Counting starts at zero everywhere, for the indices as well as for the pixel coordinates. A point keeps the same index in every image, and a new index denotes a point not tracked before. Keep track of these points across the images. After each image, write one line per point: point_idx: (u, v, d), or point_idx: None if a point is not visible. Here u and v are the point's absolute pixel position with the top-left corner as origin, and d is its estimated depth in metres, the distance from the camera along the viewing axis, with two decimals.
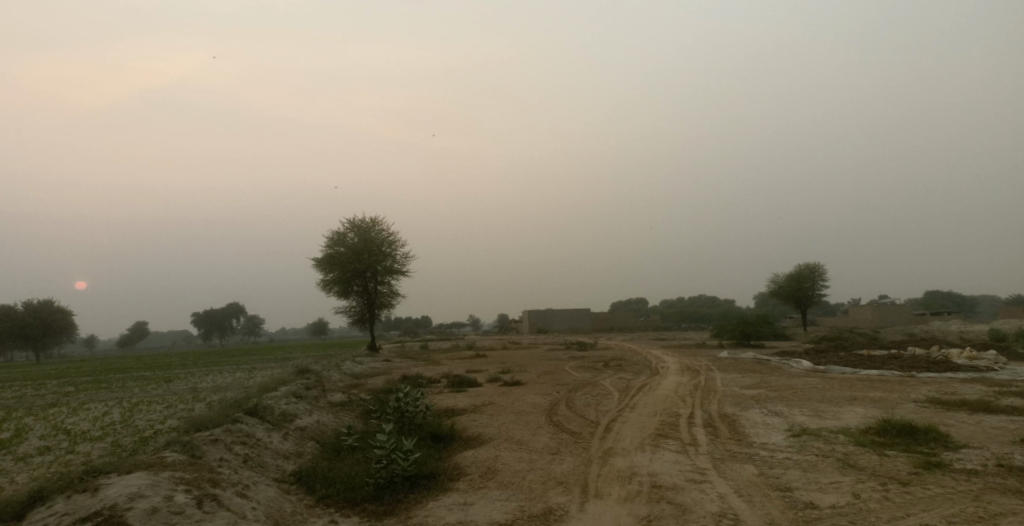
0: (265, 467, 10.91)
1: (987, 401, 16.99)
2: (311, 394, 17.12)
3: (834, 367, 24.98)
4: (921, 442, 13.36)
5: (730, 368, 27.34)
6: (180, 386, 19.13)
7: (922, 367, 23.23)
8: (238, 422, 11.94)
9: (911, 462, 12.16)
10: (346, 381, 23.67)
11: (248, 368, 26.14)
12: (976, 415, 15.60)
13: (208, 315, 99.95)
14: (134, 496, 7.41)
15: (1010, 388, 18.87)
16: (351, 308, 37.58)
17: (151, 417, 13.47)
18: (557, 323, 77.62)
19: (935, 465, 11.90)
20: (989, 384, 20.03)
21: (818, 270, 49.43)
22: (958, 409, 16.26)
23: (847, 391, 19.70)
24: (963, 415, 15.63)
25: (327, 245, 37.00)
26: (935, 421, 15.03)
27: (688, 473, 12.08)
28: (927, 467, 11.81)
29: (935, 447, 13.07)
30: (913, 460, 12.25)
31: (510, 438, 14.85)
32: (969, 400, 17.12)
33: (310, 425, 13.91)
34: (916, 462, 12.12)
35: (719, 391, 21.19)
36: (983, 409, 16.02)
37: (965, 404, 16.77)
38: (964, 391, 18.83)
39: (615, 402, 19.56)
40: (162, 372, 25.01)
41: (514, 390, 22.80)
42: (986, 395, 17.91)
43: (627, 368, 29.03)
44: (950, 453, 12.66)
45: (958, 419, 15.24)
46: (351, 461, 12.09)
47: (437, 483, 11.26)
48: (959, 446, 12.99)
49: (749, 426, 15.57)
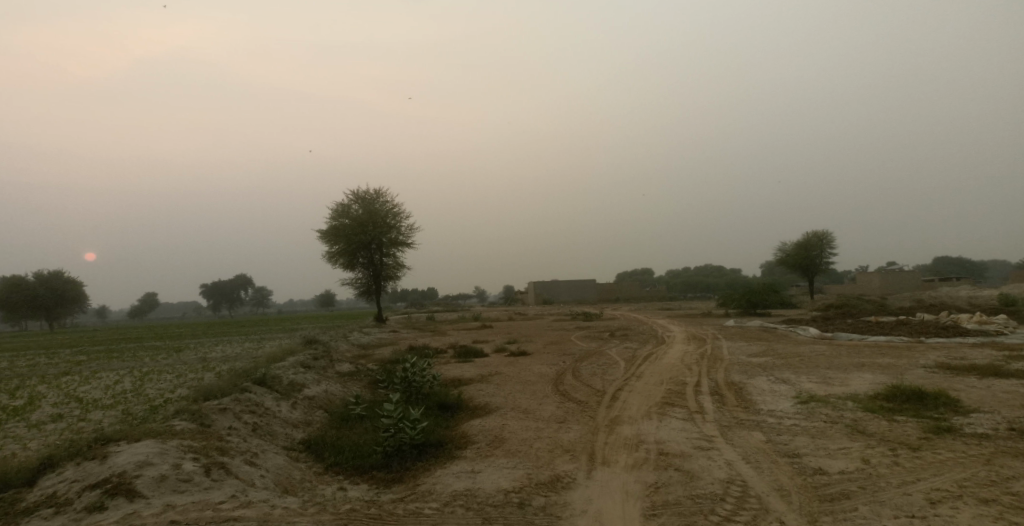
0: (274, 436, 10.95)
1: (997, 365, 16.91)
2: (319, 364, 17.17)
3: (842, 334, 24.93)
4: (931, 407, 13.32)
5: (737, 336, 27.34)
6: (190, 357, 19.21)
7: (930, 333, 23.17)
8: (247, 391, 11.96)
9: (921, 427, 12.12)
10: (353, 351, 23.76)
11: (256, 339, 26.27)
12: (987, 379, 15.54)
13: (217, 286, 100.35)
14: (142, 464, 7.42)
15: (1020, 353, 18.78)
16: (357, 280, 37.57)
17: (161, 386, 13.54)
18: (563, 294, 77.81)
19: (946, 430, 11.86)
20: (998, 348, 19.96)
21: (826, 237, 49.08)
22: (968, 374, 16.21)
23: (855, 358, 19.65)
24: (974, 380, 15.57)
25: (332, 217, 36.89)
26: (945, 386, 14.98)
27: (695, 440, 12.09)
28: (937, 432, 11.78)
29: (945, 412, 13.02)
30: (923, 425, 12.21)
31: (517, 407, 14.89)
32: (979, 365, 17.06)
33: (318, 394, 13.95)
34: (926, 427, 12.08)
35: (726, 359, 21.19)
36: (994, 374, 15.95)
37: (975, 368, 16.71)
38: (973, 356, 18.77)
39: (622, 371, 19.60)
40: (172, 343, 25.16)
41: (520, 360, 22.85)
42: (995, 360, 17.84)
43: (633, 337, 29.06)
44: (960, 417, 12.62)
45: (969, 383, 15.18)
46: (359, 430, 12.13)
47: (444, 451, 11.31)
48: (970, 411, 12.94)
49: (756, 394, 15.56)
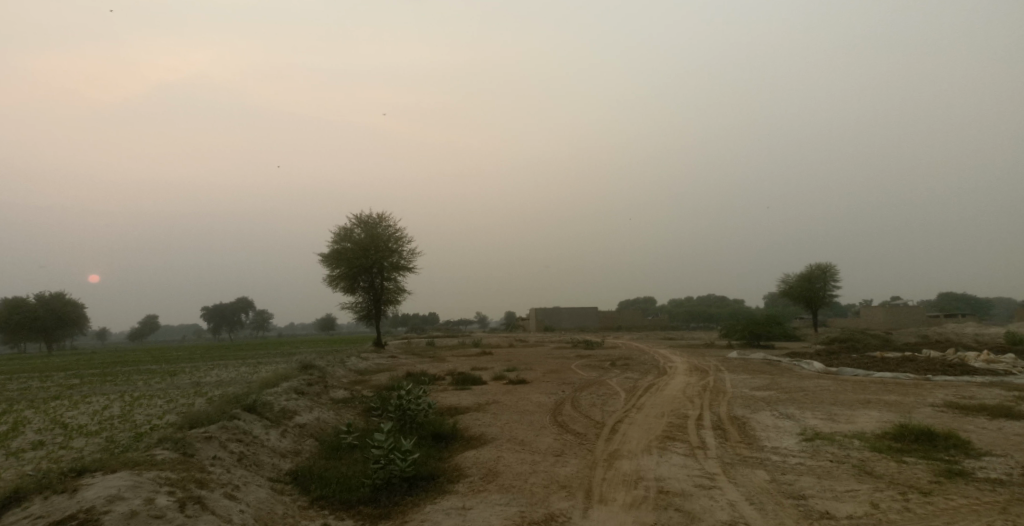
0: (260, 466, 10.60)
1: (1007, 406, 16.53)
2: (312, 390, 16.83)
3: (847, 370, 24.48)
4: (941, 448, 12.93)
5: (740, 369, 26.87)
6: (184, 380, 18.90)
7: (938, 370, 22.72)
8: (236, 418, 11.64)
9: (932, 470, 11.73)
10: (350, 377, 23.43)
11: (253, 362, 25.98)
12: (998, 421, 15.15)
13: (218, 309, 99.93)
14: (112, 499, 7.11)
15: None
16: (357, 304, 37.25)
17: (150, 411, 13.22)
18: (564, 321, 77.34)
19: (958, 474, 11.48)
20: (1007, 388, 19.55)
21: (830, 270, 48.77)
22: (978, 415, 15.81)
23: (862, 394, 19.24)
24: (984, 421, 15.18)
25: (333, 241, 36.72)
26: (955, 427, 14.58)
27: (696, 478, 11.70)
28: (949, 476, 11.39)
29: (956, 454, 12.63)
30: (933, 468, 11.83)
31: (513, 439, 14.53)
32: (989, 405, 16.66)
33: (309, 422, 13.63)
34: (937, 470, 11.70)
35: (728, 392, 20.80)
36: (1006, 415, 15.54)
37: (985, 409, 16.30)
38: (982, 395, 18.36)
39: (622, 402, 19.22)
40: (168, 366, 24.83)
41: (519, 389, 22.48)
42: (1006, 400, 17.43)
43: (634, 367, 28.61)
44: (972, 460, 12.23)
45: (980, 425, 14.78)
46: (349, 461, 11.77)
47: (435, 485, 10.97)
48: (982, 454, 12.55)
49: (759, 429, 15.19)
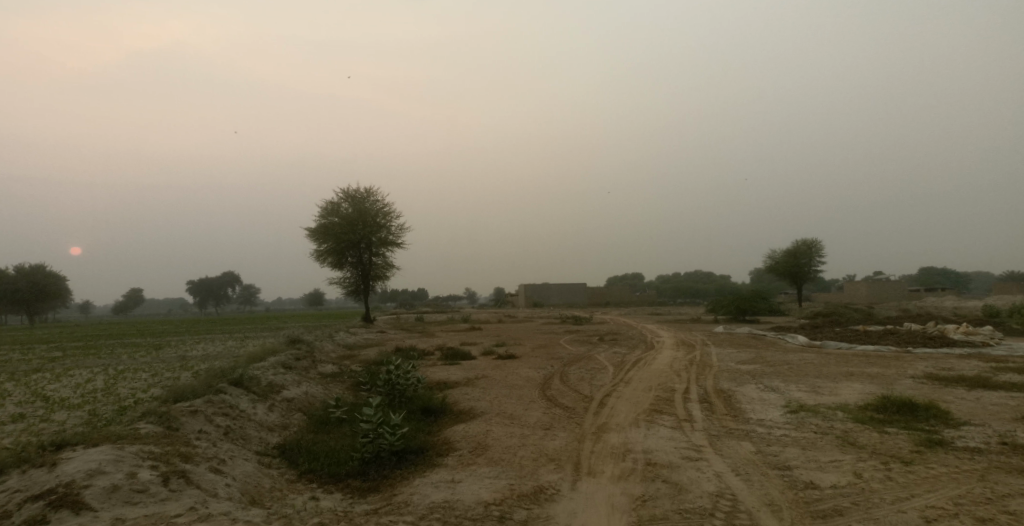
0: (247, 440, 10.51)
1: (986, 377, 16.69)
2: (300, 365, 16.70)
3: (830, 343, 24.66)
4: (921, 419, 13.04)
5: (726, 343, 27.00)
6: (169, 354, 18.69)
7: (918, 343, 22.92)
8: (222, 392, 11.52)
9: (912, 440, 11.83)
10: (338, 352, 23.31)
11: (240, 337, 25.83)
12: (976, 391, 15.29)
13: (204, 284, 99.24)
14: (93, 473, 7.00)
15: (1008, 364, 18.54)
16: (345, 279, 37.05)
17: (135, 385, 13.08)
18: (553, 297, 77.51)
19: (938, 444, 11.57)
20: (985, 359, 19.77)
21: (815, 245, 48.98)
22: (957, 386, 15.95)
23: (845, 367, 19.39)
24: (963, 391, 15.32)
25: (321, 215, 36.35)
26: (934, 398, 14.72)
27: (683, 450, 11.75)
28: (929, 446, 11.48)
29: (935, 424, 12.74)
30: (914, 438, 11.93)
31: (502, 412, 14.52)
32: (968, 376, 16.81)
33: (297, 396, 13.53)
34: (918, 440, 11.80)
35: (715, 365, 20.88)
36: (984, 386, 15.69)
37: (963, 380, 16.46)
38: (961, 367, 18.53)
39: (610, 377, 19.25)
40: (154, 340, 24.63)
41: (507, 363, 22.48)
42: (984, 371, 17.61)
43: (621, 342, 28.68)
44: (951, 430, 12.34)
45: (958, 395, 14.91)
46: (337, 435, 11.71)
47: (425, 458, 10.94)
48: (961, 423, 12.67)
49: (745, 402, 15.26)
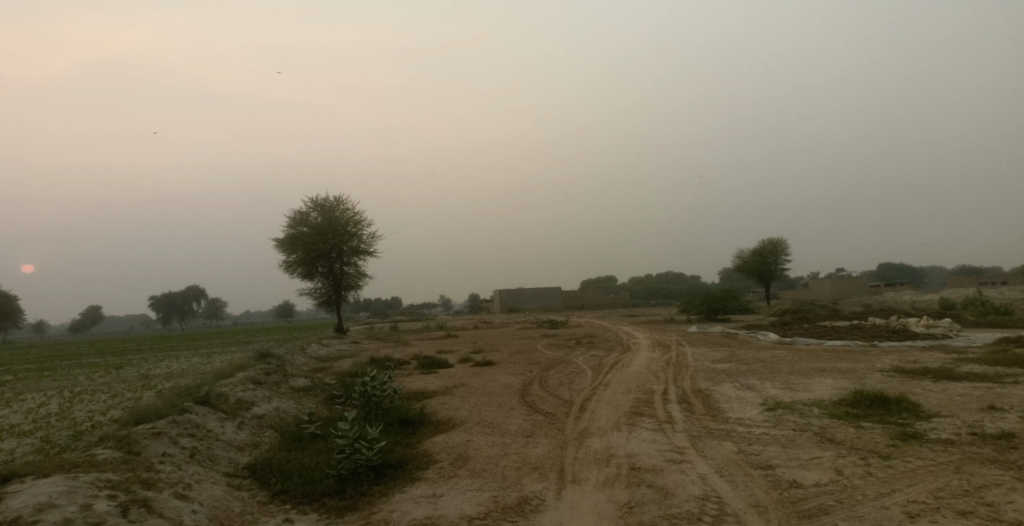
0: (216, 461, 10.01)
1: (950, 368, 16.76)
2: (271, 380, 16.15)
3: (800, 339, 24.75)
4: (894, 412, 12.94)
5: (699, 342, 26.95)
6: (131, 374, 17.92)
7: (883, 336, 23.10)
8: (188, 412, 11.01)
9: (887, 434, 11.70)
10: (310, 365, 22.68)
11: (207, 353, 25.06)
12: (942, 382, 15.30)
13: (167, 299, 97.06)
14: (42, 507, 6.50)
15: (970, 355, 18.68)
16: (316, 289, 36.36)
17: (92, 408, 12.46)
18: (527, 301, 77.23)
19: (912, 437, 11.45)
20: (947, 351, 19.97)
21: (781, 244, 49.43)
22: (924, 378, 15.97)
23: (816, 363, 19.38)
24: (929, 383, 15.32)
25: (289, 225, 35.62)
26: (904, 390, 14.69)
27: (667, 453, 11.48)
28: (904, 439, 11.36)
29: (908, 417, 12.64)
30: (889, 431, 11.82)
31: (482, 421, 14.13)
32: (933, 368, 16.87)
33: (268, 413, 13.02)
34: (893, 433, 11.69)
35: (691, 366, 20.72)
36: (949, 377, 15.72)
37: (929, 371, 16.50)
38: (925, 359, 18.63)
39: (589, 380, 18.96)
40: (115, 359, 23.73)
41: (485, 371, 22.10)
42: (948, 362, 17.73)
43: (598, 345, 28.49)
44: (923, 422, 12.27)
45: (925, 387, 14.90)
46: (311, 451, 11.24)
47: (404, 473, 10.53)
48: (932, 415, 12.59)
49: (723, 401, 15.08)
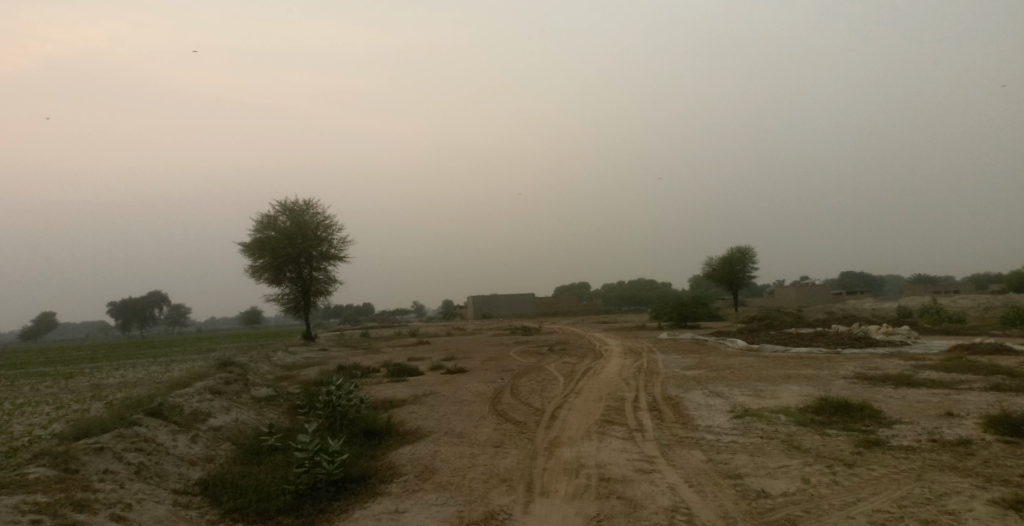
0: (164, 477, 9.45)
1: (910, 374, 16.73)
2: (231, 390, 15.54)
3: (767, 346, 24.69)
4: (857, 419, 12.77)
5: (670, 349, 26.78)
6: (82, 384, 17.11)
7: (846, 343, 23.13)
8: (136, 425, 10.42)
9: (851, 441, 11.51)
10: (275, 373, 22.01)
11: (166, 361, 24.19)
12: (902, 389, 15.21)
13: (129, 305, 94.66)
14: None
15: (927, 362, 18.69)
16: (283, 295, 35.55)
17: (34, 421, 11.79)
18: (501, 308, 76.82)
19: (876, 443, 11.28)
20: (906, 358, 20.02)
21: (748, 252, 49.68)
22: (885, 384, 15.90)
23: (782, 369, 19.28)
24: (889, 390, 15.22)
25: (256, 229, 34.80)
26: (866, 397, 14.58)
27: (635, 462, 11.15)
28: (868, 446, 11.17)
29: (870, 424, 12.48)
30: (853, 439, 11.64)
31: (448, 431, 13.71)
32: (893, 375, 16.82)
33: (225, 424, 12.45)
34: (858, 440, 11.50)
35: (661, 372, 20.47)
36: (909, 384, 15.66)
37: (890, 378, 16.44)
38: (886, 366, 18.63)
39: (560, 388, 18.60)
40: (69, 368, 22.73)
41: (456, 378, 21.62)
42: (907, 368, 17.74)
43: (570, 352, 28.20)
44: (885, 429, 12.12)
45: (886, 394, 14.80)
46: (269, 465, 10.71)
47: (366, 487, 10.07)
48: (893, 422, 12.44)
49: (692, 409, 14.83)
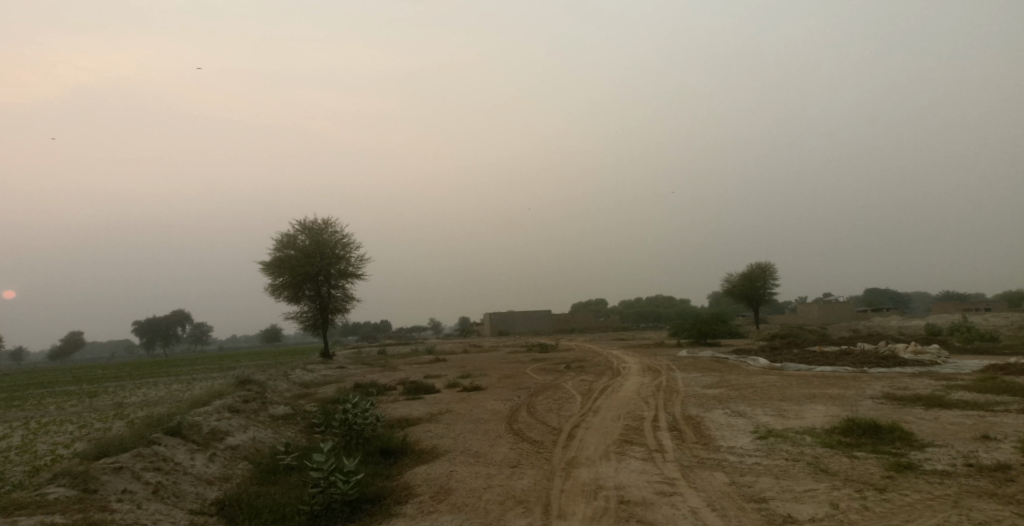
0: (181, 497, 9.48)
1: (940, 395, 16.41)
2: (249, 408, 15.61)
3: (790, 365, 24.34)
4: (887, 441, 12.54)
5: (690, 367, 26.51)
6: (104, 402, 17.28)
7: (873, 362, 22.73)
8: (155, 444, 10.49)
9: (881, 465, 11.29)
10: (293, 391, 22.09)
11: (187, 379, 24.38)
12: (933, 410, 14.93)
13: (152, 323, 95.69)
14: None
15: (959, 382, 18.31)
16: (302, 313, 35.76)
17: (57, 439, 11.91)
18: (518, 325, 76.68)
19: (907, 467, 11.06)
20: (936, 377, 19.65)
21: (769, 269, 49.25)
22: (915, 405, 15.60)
23: (806, 389, 19.00)
24: (920, 411, 14.95)
25: (276, 248, 35.10)
26: (895, 418, 14.31)
27: (657, 484, 11.02)
28: (899, 470, 10.96)
29: (901, 446, 12.25)
30: (883, 462, 11.42)
31: (467, 451, 13.63)
32: (923, 395, 16.51)
33: (242, 443, 12.49)
34: (888, 464, 11.28)
35: (681, 391, 20.27)
36: (940, 405, 15.35)
37: (919, 399, 16.15)
38: (915, 386, 18.29)
39: (578, 406, 18.46)
40: (92, 386, 22.96)
41: (473, 396, 21.55)
42: (937, 389, 17.40)
43: (588, 370, 28.01)
44: (917, 452, 11.88)
45: (916, 415, 14.52)
46: (285, 485, 10.71)
47: (381, 508, 10.03)
48: (925, 445, 12.20)
49: (714, 429, 14.66)
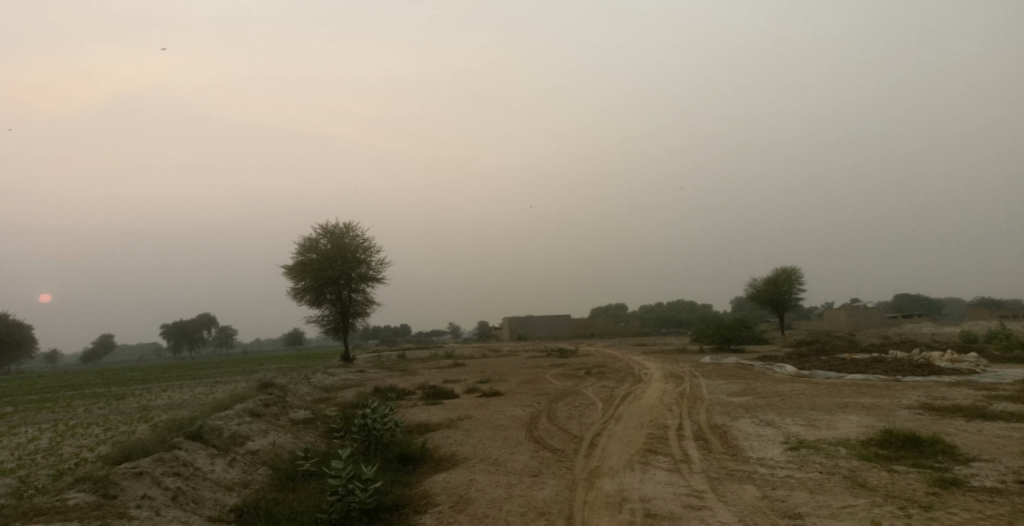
0: (200, 503, 9.39)
1: (981, 406, 15.90)
2: (270, 412, 15.53)
3: (818, 372, 23.82)
4: (928, 455, 12.13)
5: (714, 374, 26.07)
6: (128, 405, 17.29)
7: (906, 370, 22.15)
8: (176, 448, 10.40)
9: (924, 480, 10.91)
10: (314, 395, 22.05)
11: (210, 383, 24.48)
12: (976, 422, 14.46)
13: (178, 326, 96.76)
14: None
15: (1000, 392, 17.76)
16: (323, 317, 35.80)
17: (82, 442, 11.90)
18: (538, 330, 76.42)
19: (952, 483, 10.67)
20: (975, 387, 19.08)
21: (795, 274, 48.48)
22: (956, 416, 15.12)
23: (837, 397, 18.56)
24: (961, 422, 14.51)
25: (298, 252, 35.21)
26: (935, 430, 13.87)
27: (685, 497, 10.74)
28: (943, 487, 10.58)
29: (944, 461, 11.84)
30: (925, 477, 11.03)
31: (488, 458, 13.43)
32: (962, 406, 16.03)
33: (262, 448, 12.42)
34: (930, 479, 10.90)
35: (706, 399, 19.91)
36: (982, 416, 14.88)
37: (959, 410, 15.65)
38: (953, 396, 17.78)
39: (600, 413, 18.18)
40: (119, 389, 23.15)
41: (493, 402, 21.35)
42: (977, 399, 16.89)
43: (609, 375, 27.70)
44: (961, 467, 11.47)
45: (958, 427, 14.07)
46: (304, 492, 10.61)
47: (399, 517, 9.88)
48: (970, 459, 11.78)
49: (742, 438, 14.33)
